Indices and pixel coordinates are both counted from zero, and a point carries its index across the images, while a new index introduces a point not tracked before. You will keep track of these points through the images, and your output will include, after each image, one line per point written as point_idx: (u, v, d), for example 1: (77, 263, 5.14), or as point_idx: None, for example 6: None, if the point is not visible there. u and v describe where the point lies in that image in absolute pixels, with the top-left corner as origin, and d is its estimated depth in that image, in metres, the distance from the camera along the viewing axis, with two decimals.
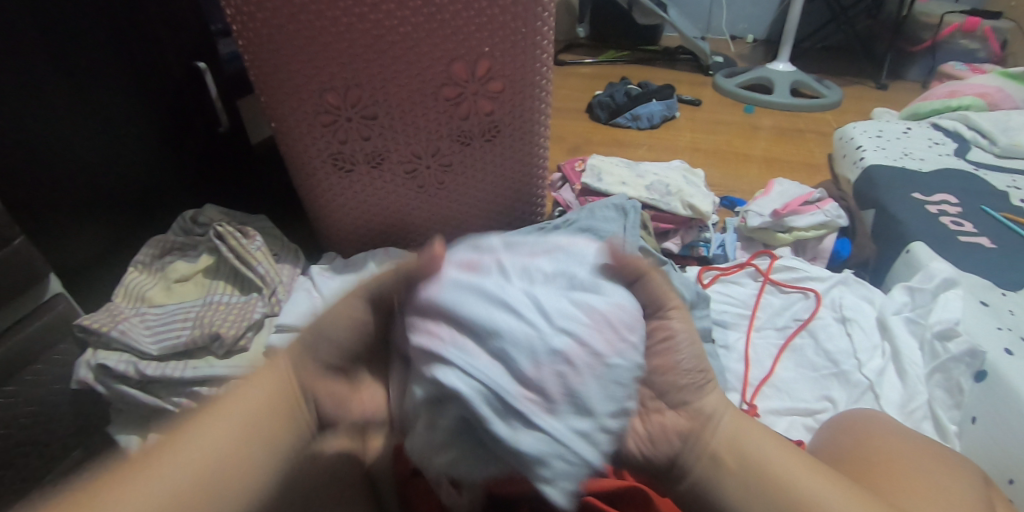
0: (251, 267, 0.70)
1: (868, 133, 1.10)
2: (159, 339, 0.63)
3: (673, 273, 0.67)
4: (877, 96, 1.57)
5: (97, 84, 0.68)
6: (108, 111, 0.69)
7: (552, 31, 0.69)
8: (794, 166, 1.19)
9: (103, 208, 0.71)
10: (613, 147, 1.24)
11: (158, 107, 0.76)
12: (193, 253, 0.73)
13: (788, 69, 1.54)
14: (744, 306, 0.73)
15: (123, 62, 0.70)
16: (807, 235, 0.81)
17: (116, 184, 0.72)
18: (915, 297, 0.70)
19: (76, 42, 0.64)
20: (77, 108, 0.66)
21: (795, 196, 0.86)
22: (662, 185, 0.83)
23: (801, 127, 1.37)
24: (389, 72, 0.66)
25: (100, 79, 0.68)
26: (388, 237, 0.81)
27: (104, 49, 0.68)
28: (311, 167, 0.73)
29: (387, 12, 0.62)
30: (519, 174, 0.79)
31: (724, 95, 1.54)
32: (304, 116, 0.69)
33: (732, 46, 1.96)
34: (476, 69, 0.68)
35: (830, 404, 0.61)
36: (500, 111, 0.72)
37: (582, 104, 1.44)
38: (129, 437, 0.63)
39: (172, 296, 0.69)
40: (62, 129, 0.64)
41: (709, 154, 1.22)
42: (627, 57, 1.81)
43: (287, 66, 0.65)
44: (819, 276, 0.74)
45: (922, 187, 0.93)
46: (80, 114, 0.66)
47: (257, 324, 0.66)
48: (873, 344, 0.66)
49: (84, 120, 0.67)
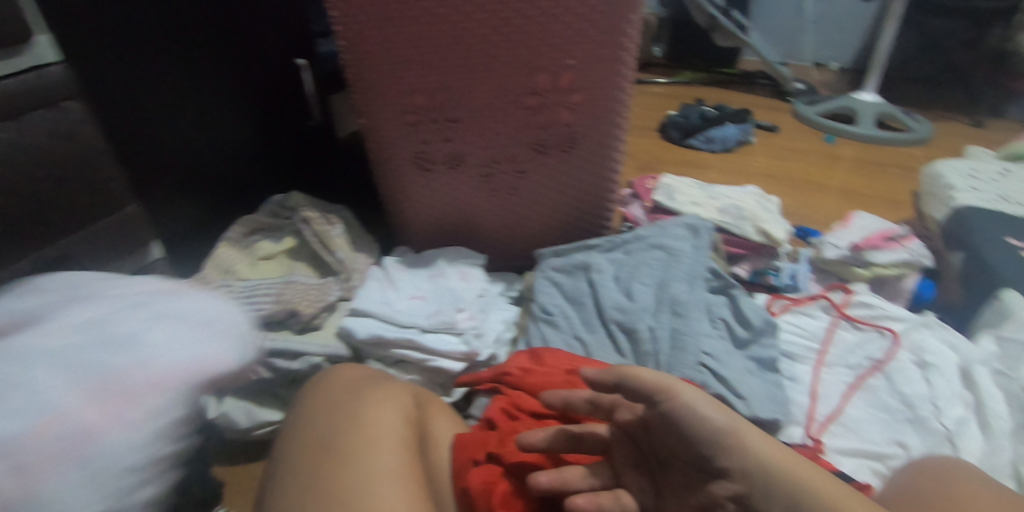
0: (331, 252, 0.74)
1: (960, 172, 1.04)
2: (242, 309, 0.66)
3: (743, 298, 0.65)
4: (972, 133, 1.48)
5: (210, 75, 0.74)
6: (216, 99, 0.76)
7: (636, 47, 0.69)
8: (875, 201, 1.14)
9: (202, 186, 0.77)
10: (683, 167, 1.23)
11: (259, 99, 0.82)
12: (278, 235, 0.78)
13: (874, 100, 1.48)
14: (814, 340, 0.71)
15: (234, 55, 0.76)
16: (887, 272, 0.78)
17: (216, 165, 0.78)
18: (1005, 348, 0.65)
19: (196, 36, 0.71)
20: (190, 94, 0.72)
21: (876, 231, 0.82)
22: (735, 209, 0.82)
23: (885, 160, 1.31)
24: (475, 79, 0.69)
25: (213, 70, 0.74)
26: (457, 238, 0.84)
27: (218, 42, 0.74)
28: (392, 164, 0.77)
29: (479, 20, 0.65)
30: (590, 186, 0.80)
31: (803, 122, 1.50)
32: (392, 116, 0.72)
33: (815, 73, 1.90)
34: (560, 81, 0.70)
35: (901, 450, 0.58)
36: (579, 123, 0.73)
37: (653, 122, 1.44)
38: (206, 398, 0.68)
39: (259, 272, 0.74)
40: (175, 112, 0.71)
41: (784, 181, 1.19)
42: (703, 78, 1.78)
43: (381, 66, 0.69)
44: (897, 316, 0.71)
45: (1018, 233, 0.87)
46: (192, 101, 0.72)
47: (331, 307, 0.71)
48: (955, 392, 0.62)
49: (195, 105, 0.73)
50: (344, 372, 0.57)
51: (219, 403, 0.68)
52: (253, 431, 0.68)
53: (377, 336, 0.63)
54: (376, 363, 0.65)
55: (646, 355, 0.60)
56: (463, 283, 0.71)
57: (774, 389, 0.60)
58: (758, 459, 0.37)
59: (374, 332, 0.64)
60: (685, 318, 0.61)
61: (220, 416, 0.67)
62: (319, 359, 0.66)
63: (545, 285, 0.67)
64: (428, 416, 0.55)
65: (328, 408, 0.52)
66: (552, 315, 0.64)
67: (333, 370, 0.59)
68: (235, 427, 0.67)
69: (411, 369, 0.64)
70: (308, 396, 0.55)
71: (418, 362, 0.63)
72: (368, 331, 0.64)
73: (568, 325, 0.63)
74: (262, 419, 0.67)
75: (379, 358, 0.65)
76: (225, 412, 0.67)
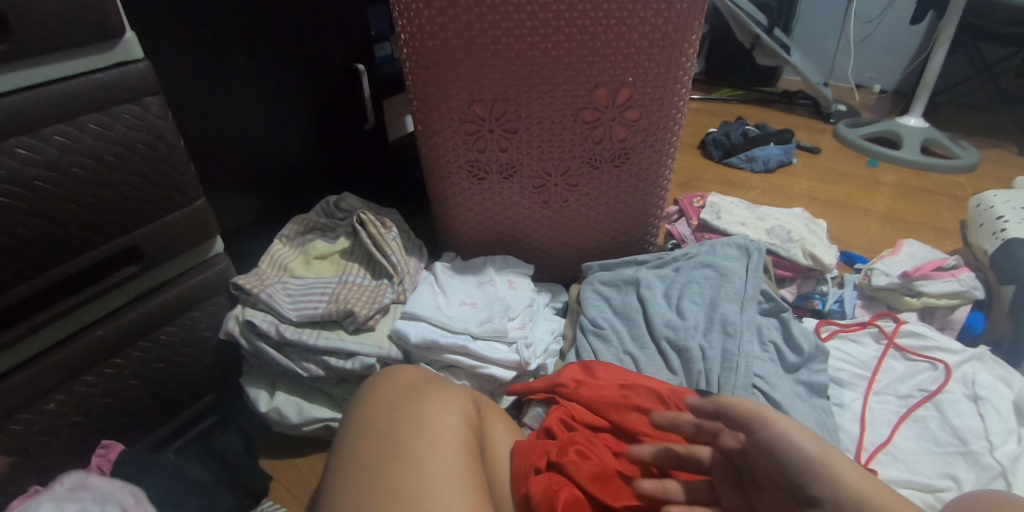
0: (386, 255, 0.75)
1: (1012, 203, 1.02)
2: (298, 307, 0.70)
3: (794, 322, 0.65)
4: (1021, 163, 1.45)
5: (275, 79, 0.77)
6: (280, 100, 0.78)
7: (693, 67, 0.70)
8: (920, 229, 1.13)
9: (261, 183, 0.80)
10: (723, 186, 1.23)
11: (318, 102, 0.84)
12: (332, 235, 0.80)
13: (920, 125, 1.46)
14: (863, 368, 0.70)
15: (301, 60, 0.80)
16: (937, 302, 0.77)
17: (275, 164, 0.81)
18: None
19: (266, 42, 0.74)
20: (258, 96, 0.75)
21: (927, 260, 0.82)
22: (783, 231, 0.82)
23: (931, 188, 1.29)
24: (534, 91, 0.71)
25: (279, 74, 0.77)
26: (504, 246, 0.85)
27: (287, 50, 0.77)
28: (446, 171, 0.79)
29: (543, 34, 0.66)
30: (639, 202, 0.81)
31: (845, 145, 1.48)
32: (450, 124, 0.74)
33: (857, 96, 1.88)
34: (617, 97, 0.71)
35: (954, 484, 0.58)
36: (633, 139, 0.74)
37: (693, 139, 1.44)
38: (258, 392, 0.71)
39: (311, 271, 0.76)
40: (242, 112, 0.74)
41: (826, 204, 1.18)
42: (743, 96, 1.78)
43: (443, 76, 0.71)
44: (949, 347, 0.70)
45: None
46: (257, 103, 0.75)
47: (384, 309, 0.72)
48: (1010, 428, 0.61)
49: (261, 106, 0.76)
50: (401, 375, 0.59)
51: (271, 397, 0.70)
52: (303, 427, 0.69)
53: (430, 340, 0.64)
54: (427, 366, 0.66)
55: (697, 374, 0.60)
56: (511, 291, 0.72)
57: (823, 415, 0.60)
58: (849, 489, 0.35)
59: (426, 335, 0.65)
60: (736, 339, 0.61)
61: (271, 411, 0.70)
62: (372, 360, 0.67)
63: (595, 298, 0.68)
64: (485, 424, 0.56)
65: (388, 407, 0.54)
66: (602, 328, 0.65)
67: (390, 370, 0.60)
68: (285, 421, 0.69)
69: (461, 375, 0.65)
70: (364, 397, 0.57)
71: (469, 368, 0.64)
72: (421, 335, 0.65)
73: (618, 340, 0.64)
74: (312, 416, 0.69)
75: (430, 362, 0.66)
76: (277, 407, 0.69)
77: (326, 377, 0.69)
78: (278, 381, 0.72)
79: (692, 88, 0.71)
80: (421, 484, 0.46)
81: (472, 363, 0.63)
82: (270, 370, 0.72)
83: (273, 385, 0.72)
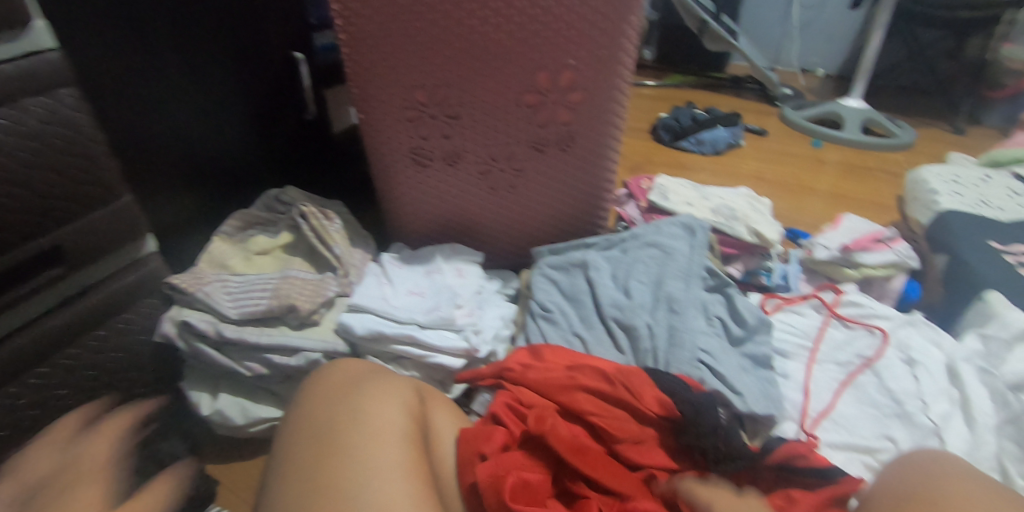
0: (328, 247, 0.74)
1: (943, 177, 1.07)
2: (239, 305, 0.67)
3: (739, 297, 0.67)
4: (953, 140, 1.52)
5: (207, 70, 0.73)
6: (213, 92, 0.75)
7: (634, 48, 0.70)
8: (860, 205, 1.17)
9: (198, 176, 0.76)
10: (674, 169, 1.24)
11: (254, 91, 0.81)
12: (273, 229, 0.78)
13: (860, 106, 1.51)
14: (805, 338, 0.72)
15: (235, 49, 0.76)
16: (875, 273, 0.79)
17: (211, 156, 0.78)
18: (987, 347, 0.68)
19: (196, 30, 0.71)
20: (189, 86, 0.72)
21: (864, 233, 0.84)
22: (728, 209, 0.84)
23: (870, 165, 1.34)
24: (475, 77, 0.70)
25: (212, 64, 0.74)
26: (454, 235, 0.84)
27: (219, 39, 0.74)
28: (391, 160, 0.77)
29: (483, 17, 0.65)
30: (587, 185, 0.81)
31: (791, 127, 1.52)
32: (392, 111, 0.72)
33: (801, 79, 1.93)
34: (560, 80, 0.70)
35: (890, 444, 0.60)
36: (579, 123, 0.74)
37: (645, 124, 1.45)
38: (200, 394, 0.68)
39: (252, 267, 0.73)
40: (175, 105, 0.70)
41: (773, 184, 1.21)
42: (693, 82, 1.80)
43: (383, 61, 0.69)
44: (885, 314, 0.73)
45: (999, 236, 0.90)
46: (187, 95, 0.72)
47: (329, 303, 0.69)
48: (942, 389, 0.64)
49: (191, 97, 0.72)
50: (342, 367, 0.58)
51: (214, 399, 0.68)
52: (248, 428, 0.67)
53: (376, 331, 0.63)
54: (375, 358, 0.65)
55: (644, 352, 0.60)
56: (459, 280, 0.71)
57: (767, 386, 0.61)
58: None
59: (372, 327, 0.64)
60: (682, 315, 0.62)
61: (214, 414, 0.67)
62: (317, 355, 0.65)
63: (544, 282, 0.68)
64: (429, 412, 0.55)
65: (325, 402, 0.53)
66: (550, 311, 0.65)
67: (330, 365, 0.59)
68: (230, 423, 0.67)
69: (409, 365, 0.65)
70: (302, 394, 0.55)
71: (417, 357, 0.64)
72: (367, 327, 0.64)
73: (567, 322, 0.64)
74: (257, 416, 0.67)
75: (378, 354, 0.65)
76: (219, 410, 0.66)
77: (270, 375, 0.66)
78: (221, 382, 0.69)
79: (634, 69, 0.71)
80: (369, 475, 0.45)
81: (420, 353, 0.62)
82: (212, 371, 0.69)
83: (216, 386, 0.69)
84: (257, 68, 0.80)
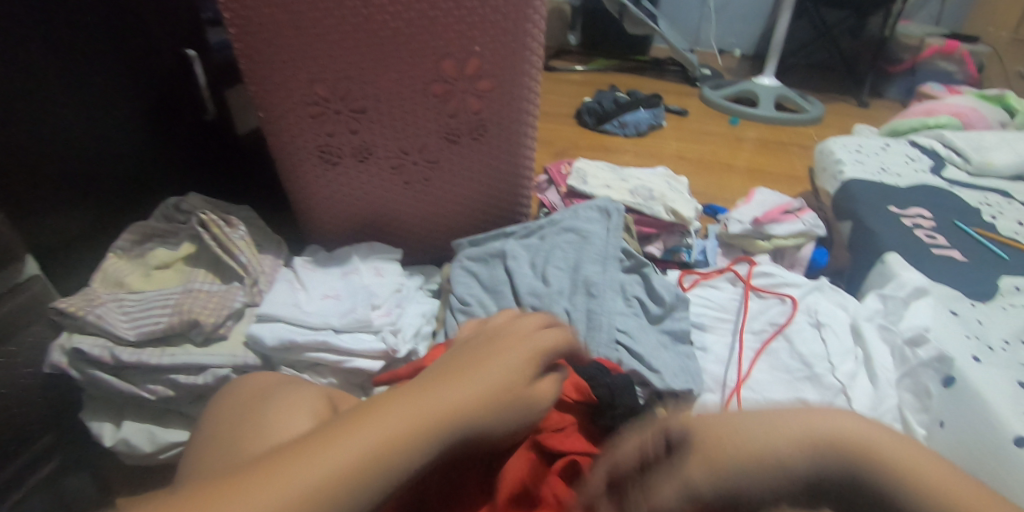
0: (233, 256, 0.70)
1: (847, 148, 1.12)
2: (137, 325, 0.62)
3: (655, 276, 0.68)
4: (858, 113, 1.60)
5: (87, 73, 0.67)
6: (96, 97, 0.69)
7: (541, 33, 0.69)
8: (775, 178, 1.21)
9: (86, 190, 0.70)
10: (599, 153, 1.25)
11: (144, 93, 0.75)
12: (174, 240, 0.73)
13: (773, 84, 1.57)
14: (722, 310, 0.74)
15: (117, 49, 0.70)
16: (785, 243, 0.83)
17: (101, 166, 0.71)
18: (887, 304, 0.73)
19: (71, 30, 0.64)
20: (67, 91, 0.65)
21: (774, 205, 0.88)
22: (646, 190, 0.85)
23: (784, 140, 1.39)
24: (380, 70, 0.67)
25: (92, 66, 0.68)
26: (374, 232, 0.81)
27: (99, 39, 0.68)
28: (297, 158, 0.73)
29: (380, 6, 0.62)
30: (505, 175, 0.80)
31: (710, 107, 1.57)
32: (293, 108, 0.69)
33: (720, 60, 1.99)
34: (466, 68, 0.68)
35: (802, 406, 0.63)
36: (490, 111, 0.72)
37: (570, 109, 1.45)
38: (102, 425, 0.63)
39: (151, 283, 0.69)
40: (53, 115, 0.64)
41: (694, 162, 1.24)
42: (617, 66, 1.83)
43: (276, 55, 0.65)
44: (795, 282, 0.76)
45: (898, 201, 0.95)
46: (67, 102, 0.66)
47: (237, 314, 0.67)
48: (847, 348, 0.68)
49: (73, 102, 0.66)
50: (253, 382, 0.57)
51: (117, 428, 0.63)
52: (158, 455, 0.63)
53: (288, 340, 0.60)
54: (289, 369, 0.62)
55: None
56: (377, 279, 0.69)
57: (686, 361, 0.62)
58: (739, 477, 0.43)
59: (283, 336, 0.61)
60: (600, 299, 0.62)
61: (119, 444, 0.62)
62: (226, 370, 0.62)
63: (463, 275, 0.67)
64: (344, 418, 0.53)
65: (233, 425, 0.50)
66: (470, 305, 0.63)
67: (243, 380, 0.58)
68: (137, 452, 0.62)
69: (326, 372, 0.62)
70: (211, 413, 0.54)
71: (334, 363, 0.61)
72: (278, 337, 0.61)
73: (486, 314, 0.63)
74: (166, 441, 0.62)
75: (292, 364, 0.62)
76: (124, 439, 0.61)
77: (178, 396, 0.62)
78: (125, 409, 0.64)
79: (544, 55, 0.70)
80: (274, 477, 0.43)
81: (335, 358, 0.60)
82: (113, 398, 0.64)
83: (120, 413, 0.64)
84: (144, 69, 0.74)
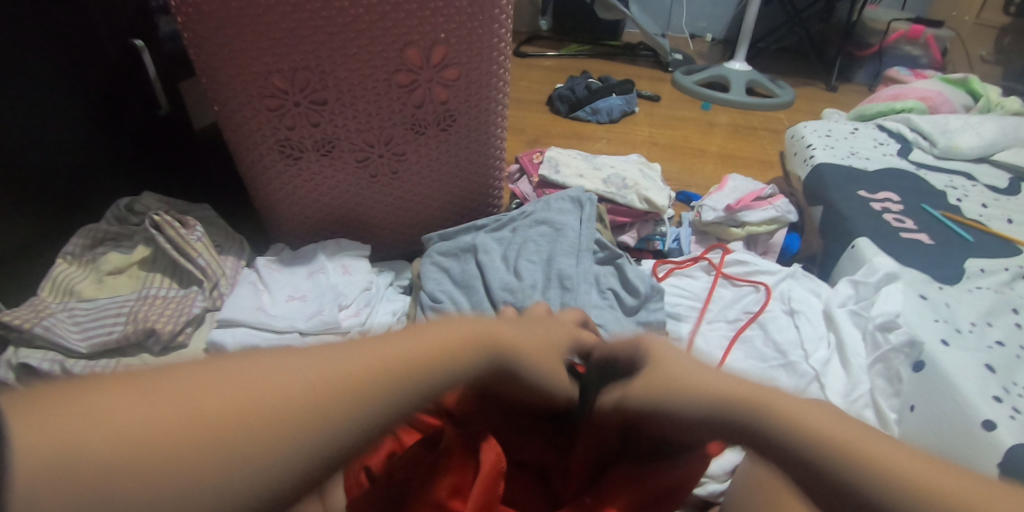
0: (191, 260, 0.67)
1: (818, 132, 1.13)
2: (88, 336, 0.59)
3: (630, 267, 0.67)
4: (827, 97, 1.62)
5: (30, 68, 0.62)
6: (41, 95, 0.64)
7: (509, 19, 0.67)
8: (748, 164, 1.22)
9: (29, 194, 0.65)
10: (572, 140, 1.23)
11: (90, 89, 0.70)
12: (128, 244, 0.69)
13: (744, 68, 1.57)
14: (696, 299, 0.74)
15: (60, 43, 0.66)
16: (759, 230, 0.83)
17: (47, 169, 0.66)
18: (858, 290, 0.74)
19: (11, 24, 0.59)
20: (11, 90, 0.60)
21: (747, 192, 0.88)
22: (619, 179, 0.84)
23: (755, 125, 1.40)
24: (339, 61, 0.64)
25: (34, 61, 0.63)
26: (341, 228, 0.79)
27: (40, 32, 0.63)
28: (256, 153, 0.70)
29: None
30: (475, 165, 0.78)
31: (682, 92, 1.56)
32: (249, 101, 0.65)
33: (691, 45, 1.99)
34: (431, 56, 0.66)
35: (778, 394, 0.63)
36: (456, 100, 0.70)
37: (542, 96, 1.43)
38: None
39: (104, 290, 0.65)
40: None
41: (667, 149, 1.24)
42: (589, 51, 1.81)
43: (227, 46, 0.61)
44: (769, 270, 0.76)
45: (867, 185, 0.96)
46: (11, 101, 0.61)
47: (196, 320, 0.64)
48: (820, 334, 0.69)
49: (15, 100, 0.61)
50: None
51: None
52: None
53: (250, 345, 0.58)
54: None
55: None
56: (345, 277, 0.67)
57: None
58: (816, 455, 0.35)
59: (247, 342, 0.58)
60: (574, 292, 0.61)
61: None
62: None
63: (434, 272, 0.65)
64: None
65: None
66: (442, 302, 0.62)
67: None
68: None
69: None
70: None
71: None
72: (240, 342, 0.58)
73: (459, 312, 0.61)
74: None
75: None
76: None
77: None
78: None
79: (511, 42, 0.69)
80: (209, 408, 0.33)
81: None
82: None
83: None
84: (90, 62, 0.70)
